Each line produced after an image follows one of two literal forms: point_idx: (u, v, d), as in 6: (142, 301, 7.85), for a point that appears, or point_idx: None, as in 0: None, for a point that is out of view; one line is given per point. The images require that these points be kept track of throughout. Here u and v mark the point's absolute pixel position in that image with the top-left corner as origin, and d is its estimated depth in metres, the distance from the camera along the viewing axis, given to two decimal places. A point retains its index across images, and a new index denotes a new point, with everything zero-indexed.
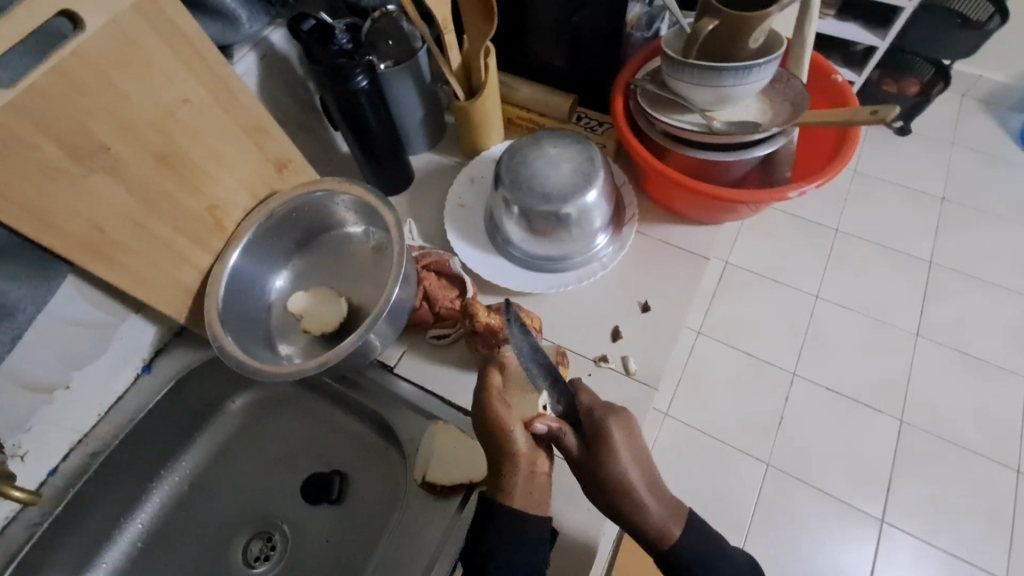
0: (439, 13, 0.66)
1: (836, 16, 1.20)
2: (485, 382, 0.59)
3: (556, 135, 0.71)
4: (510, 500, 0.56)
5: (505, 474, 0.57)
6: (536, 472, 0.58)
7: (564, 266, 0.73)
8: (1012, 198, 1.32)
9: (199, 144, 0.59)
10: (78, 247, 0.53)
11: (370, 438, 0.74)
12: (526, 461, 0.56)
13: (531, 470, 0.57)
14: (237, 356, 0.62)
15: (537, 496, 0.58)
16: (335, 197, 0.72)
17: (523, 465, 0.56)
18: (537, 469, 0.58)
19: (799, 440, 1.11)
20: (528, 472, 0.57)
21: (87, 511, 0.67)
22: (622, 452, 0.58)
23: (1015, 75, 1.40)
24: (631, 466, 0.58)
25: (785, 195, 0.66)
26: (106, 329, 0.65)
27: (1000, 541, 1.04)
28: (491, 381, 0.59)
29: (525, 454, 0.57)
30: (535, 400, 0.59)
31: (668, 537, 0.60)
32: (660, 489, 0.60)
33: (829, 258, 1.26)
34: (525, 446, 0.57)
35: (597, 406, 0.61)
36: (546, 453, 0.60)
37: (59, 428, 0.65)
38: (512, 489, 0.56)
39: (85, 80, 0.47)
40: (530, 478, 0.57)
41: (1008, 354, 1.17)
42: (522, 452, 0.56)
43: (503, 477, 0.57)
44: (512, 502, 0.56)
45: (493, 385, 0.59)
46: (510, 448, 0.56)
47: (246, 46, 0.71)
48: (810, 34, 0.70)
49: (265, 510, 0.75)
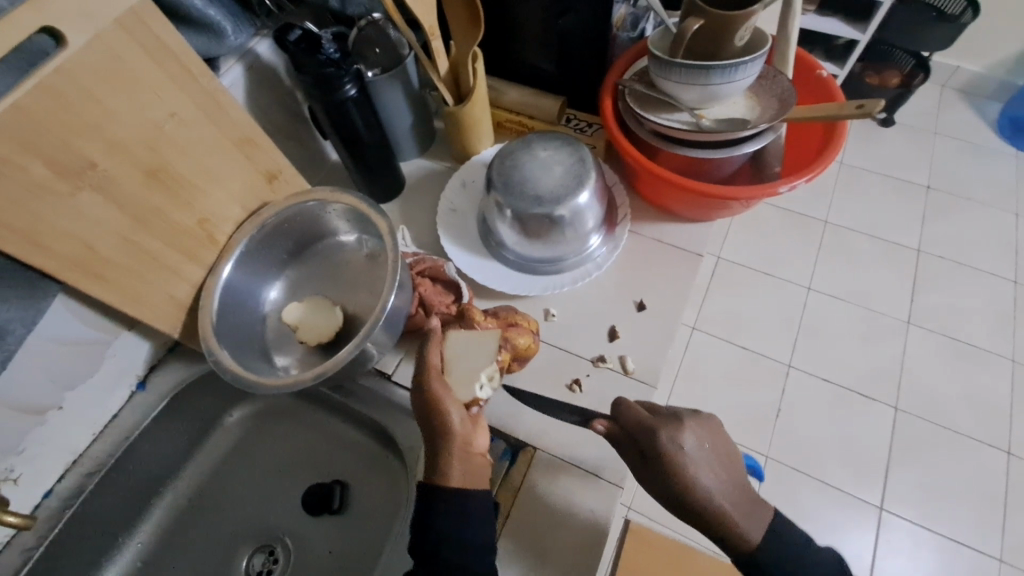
0: (425, 20, 0.66)
1: (817, 12, 1.21)
2: (424, 360, 0.59)
3: (546, 137, 0.71)
4: (448, 482, 0.55)
5: (449, 452, 0.55)
6: (472, 450, 0.57)
7: (559, 268, 0.73)
8: (994, 184, 1.34)
9: (188, 160, 0.58)
10: (69, 267, 0.52)
11: (372, 448, 0.74)
12: (460, 440, 0.56)
13: (467, 449, 0.56)
14: (234, 369, 0.61)
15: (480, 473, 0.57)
16: (327, 207, 0.71)
17: (458, 445, 0.55)
18: (474, 447, 0.57)
19: (797, 430, 1.12)
20: (466, 450, 0.56)
21: (84, 533, 0.67)
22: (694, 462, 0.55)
23: (990, 65, 1.43)
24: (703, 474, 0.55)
25: (775, 190, 0.66)
26: (99, 347, 0.65)
27: (996, 522, 1.05)
28: (429, 363, 0.59)
29: (464, 432, 0.56)
30: (472, 382, 0.58)
31: (750, 543, 0.55)
32: (735, 498, 0.56)
33: (819, 249, 1.27)
34: (459, 422, 0.56)
35: (645, 417, 0.57)
36: (485, 428, 0.59)
37: (52, 449, 0.64)
38: (449, 467, 0.55)
39: (69, 99, 0.46)
40: (466, 455, 0.56)
41: (996, 338, 1.18)
42: (456, 430, 0.55)
43: (448, 456, 0.55)
44: (450, 482, 0.55)
45: (431, 364, 0.59)
46: (445, 422, 0.56)
47: (233, 58, 0.71)
48: (794, 30, 0.70)
49: (266, 522, 0.74)
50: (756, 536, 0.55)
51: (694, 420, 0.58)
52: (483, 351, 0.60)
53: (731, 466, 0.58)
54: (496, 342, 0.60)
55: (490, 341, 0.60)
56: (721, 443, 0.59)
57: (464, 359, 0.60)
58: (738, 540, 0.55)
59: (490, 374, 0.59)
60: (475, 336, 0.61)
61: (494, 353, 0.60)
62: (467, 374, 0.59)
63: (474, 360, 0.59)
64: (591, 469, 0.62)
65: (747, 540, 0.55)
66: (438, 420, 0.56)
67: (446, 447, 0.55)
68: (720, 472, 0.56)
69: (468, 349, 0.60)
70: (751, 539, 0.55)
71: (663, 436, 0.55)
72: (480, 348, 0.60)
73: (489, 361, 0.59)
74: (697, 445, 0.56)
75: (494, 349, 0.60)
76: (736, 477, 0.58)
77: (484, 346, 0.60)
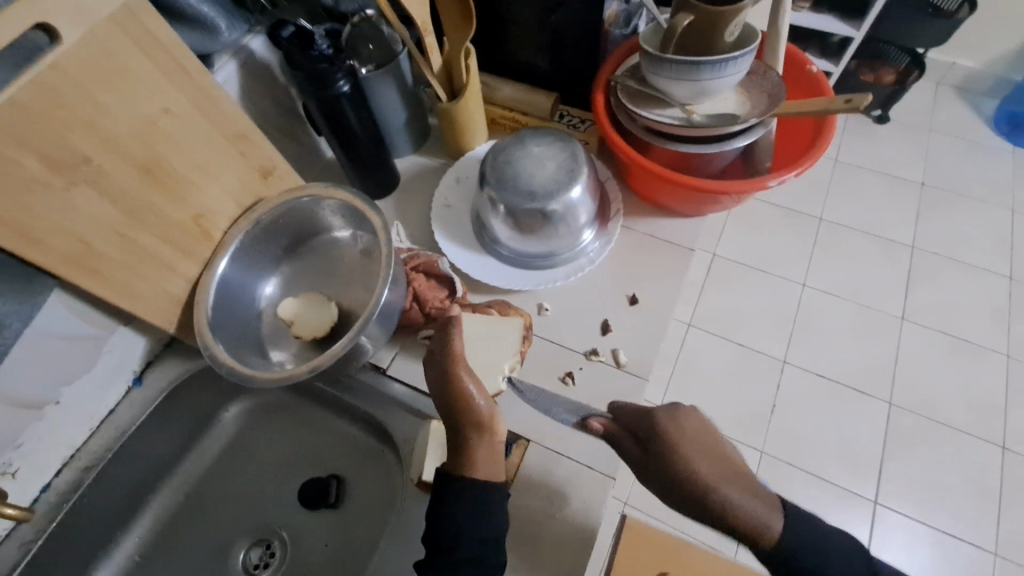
0: (418, 15, 0.67)
1: (812, 9, 1.22)
2: (450, 344, 0.60)
3: (539, 133, 0.72)
4: (474, 473, 0.56)
5: (468, 442, 0.57)
6: (497, 442, 0.58)
7: (552, 263, 0.74)
8: (988, 181, 1.35)
9: (183, 155, 0.59)
10: (64, 262, 0.53)
11: (367, 442, 0.75)
12: (487, 429, 0.57)
13: (492, 439, 0.58)
14: (229, 363, 0.62)
15: (492, 465, 0.57)
16: (321, 202, 0.72)
17: (487, 435, 0.57)
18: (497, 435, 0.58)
19: (792, 426, 1.13)
20: (490, 442, 0.58)
21: (81, 528, 0.67)
22: (694, 446, 0.59)
23: (985, 61, 1.43)
24: (704, 459, 0.59)
25: (765, 184, 0.67)
26: (95, 343, 0.65)
27: (990, 515, 1.06)
28: (455, 348, 0.60)
29: (490, 421, 0.58)
30: (495, 372, 0.65)
31: (773, 535, 0.55)
32: (743, 485, 0.58)
33: (815, 246, 1.27)
34: (486, 411, 0.58)
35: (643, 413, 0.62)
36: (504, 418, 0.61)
37: (50, 444, 0.65)
38: (474, 459, 0.57)
39: (62, 94, 0.47)
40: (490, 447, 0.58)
41: (990, 333, 1.19)
42: (483, 419, 0.57)
43: (469, 444, 0.57)
44: (476, 475, 0.56)
45: (455, 348, 0.60)
46: (472, 411, 0.57)
47: (227, 55, 0.71)
48: (784, 26, 0.71)
49: (263, 516, 0.75)
50: (777, 523, 0.56)
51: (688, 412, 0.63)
52: (505, 343, 0.67)
53: (735, 462, 0.61)
54: (519, 335, 0.67)
55: (515, 333, 0.67)
56: (721, 442, 0.62)
57: (486, 350, 0.65)
58: (763, 531, 0.55)
59: (511, 364, 0.66)
60: (499, 329, 0.66)
61: (517, 346, 0.67)
62: (490, 364, 0.65)
63: (496, 352, 0.66)
64: (585, 461, 0.63)
65: (770, 533, 0.56)
66: (464, 409, 0.57)
67: (470, 439, 0.57)
68: (726, 467, 0.59)
69: (493, 342, 0.66)
70: (773, 530, 0.56)
71: (662, 422, 0.60)
72: (502, 338, 0.66)
73: (511, 353, 0.66)
74: (693, 433, 0.61)
75: (517, 344, 0.67)
76: (743, 470, 0.60)
77: (507, 339, 0.67)
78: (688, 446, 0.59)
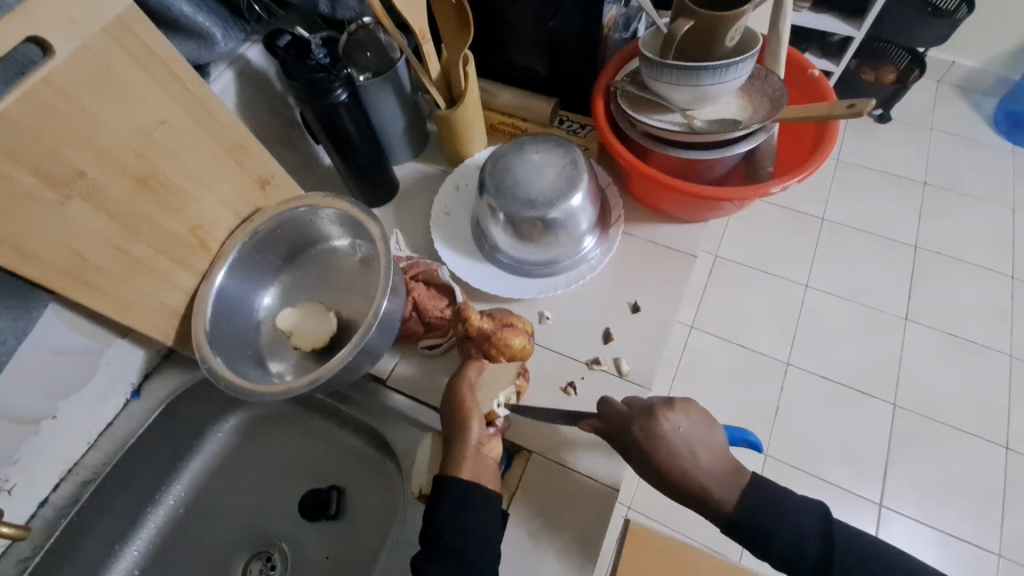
0: (415, 23, 0.66)
1: (812, 9, 1.21)
2: (462, 371, 0.61)
3: (539, 140, 0.71)
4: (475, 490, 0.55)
5: (460, 450, 0.56)
6: (486, 451, 0.57)
7: (553, 271, 0.73)
8: (991, 180, 1.34)
9: (178, 167, 0.58)
10: (58, 277, 0.52)
11: (367, 453, 0.74)
12: (474, 439, 0.56)
13: (479, 449, 0.56)
14: (226, 377, 0.61)
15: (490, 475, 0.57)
16: (319, 212, 0.71)
17: (472, 444, 0.56)
18: (486, 448, 0.57)
19: (795, 428, 1.12)
20: (477, 455, 0.56)
21: (78, 542, 0.66)
22: (671, 447, 0.57)
23: (986, 60, 1.42)
24: (680, 458, 0.57)
25: (768, 191, 0.66)
26: (92, 356, 0.65)
27: (995, 516, 1.05)
28: (466, 374, 0.61)
29: (481, 442, 0.57)
30: (493, 398, 0.61)
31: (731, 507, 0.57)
32: (716, 471, 0.58)
33: (816, 249, 1.26)
34: (479, 430, 0.57)
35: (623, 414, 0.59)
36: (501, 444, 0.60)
37: (47, 458, 0.64)
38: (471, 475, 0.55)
39: (55, 107, 0.46)
40: (479, 457, 0.57)
41: (995, 333, 1.18)
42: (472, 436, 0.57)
43: (459, 453, 0.56)
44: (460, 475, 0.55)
45: (468, 375, 0.61)
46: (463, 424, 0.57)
47: (223, 64, 0.72)
48: (785, 29, 0.70)
49: (263, 528, 0.74)
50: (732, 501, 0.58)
51: (668, 404, 0.59)
52: (503, 377, 0.64)
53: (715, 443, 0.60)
54: (515, 369, 0.65)
55: (513, 368, 0.65)
56: (703, 422, 0.60)
57: (490, 384, 0.62)
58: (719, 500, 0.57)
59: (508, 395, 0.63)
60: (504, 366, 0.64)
61: (512, 378, 0.64)
62: (489, 393, 0.61)
63: (495, 383, 0.63)
64: (589, 472, 0.62)
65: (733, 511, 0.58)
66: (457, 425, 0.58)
67: (458, 451, 0.56)
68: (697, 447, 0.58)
69: (494, 372, 0.63)
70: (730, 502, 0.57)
71: (635, 432, 0.57)
72: (501, 370, 0.64)
73: (508, 383, 0.63)
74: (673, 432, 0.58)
75: (513, 375, 0.64)
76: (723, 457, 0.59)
77: (504, 373, 0.64)
78: (664, 452, 0.57)
